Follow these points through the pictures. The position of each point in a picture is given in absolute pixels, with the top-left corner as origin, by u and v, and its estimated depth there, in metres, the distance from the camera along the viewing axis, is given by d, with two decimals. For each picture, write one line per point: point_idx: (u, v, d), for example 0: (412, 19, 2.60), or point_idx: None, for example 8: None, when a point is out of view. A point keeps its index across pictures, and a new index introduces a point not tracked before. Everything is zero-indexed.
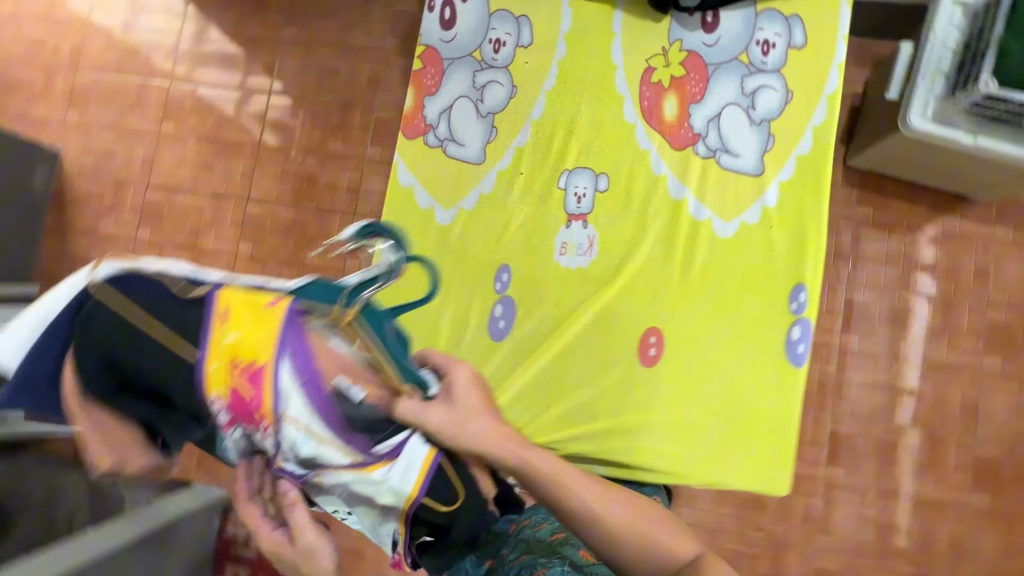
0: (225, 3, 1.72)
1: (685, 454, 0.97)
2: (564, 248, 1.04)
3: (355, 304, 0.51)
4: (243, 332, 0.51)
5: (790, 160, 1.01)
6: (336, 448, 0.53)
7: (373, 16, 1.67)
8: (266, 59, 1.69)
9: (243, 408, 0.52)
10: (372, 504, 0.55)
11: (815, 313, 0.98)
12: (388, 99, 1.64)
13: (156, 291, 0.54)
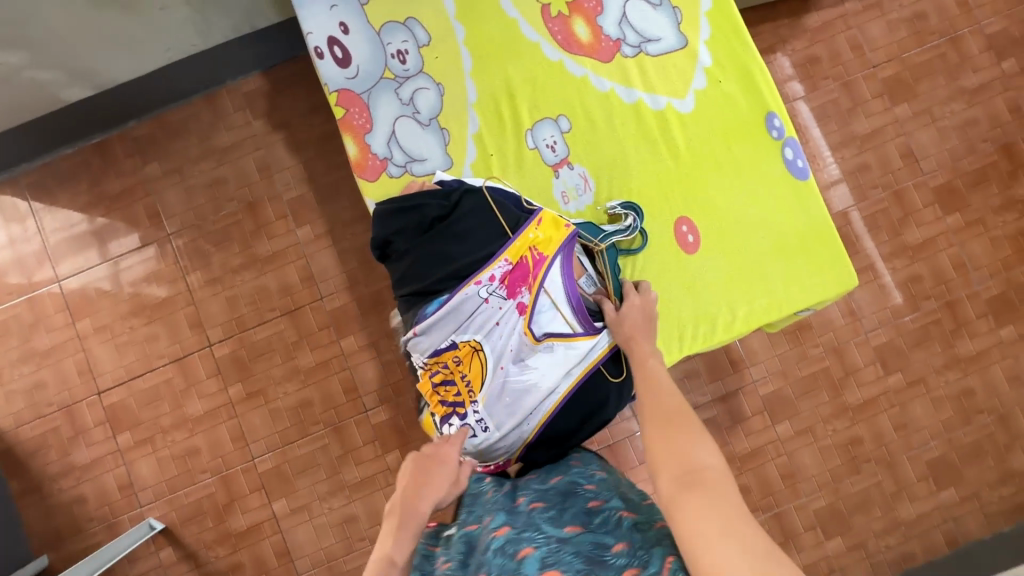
0: (70, 178, 1.63)
1: (766, 302, 1.05)
2: (566, 196, 1.06)
3: (604, 242, 1.01)
4: (542, 235, 0.98)
5: (700, 20, 1.10)
6: (568, 318, 0.99)
7: (228, 112, 1.65)
8: (146, 207, 1.63)
9: (522, 275, 0.97)
10: (569, 365, 0.99)
11: (793, 130, 1.08)
12: (290, 178, 1.65)
13: (498, 197, 1.01)
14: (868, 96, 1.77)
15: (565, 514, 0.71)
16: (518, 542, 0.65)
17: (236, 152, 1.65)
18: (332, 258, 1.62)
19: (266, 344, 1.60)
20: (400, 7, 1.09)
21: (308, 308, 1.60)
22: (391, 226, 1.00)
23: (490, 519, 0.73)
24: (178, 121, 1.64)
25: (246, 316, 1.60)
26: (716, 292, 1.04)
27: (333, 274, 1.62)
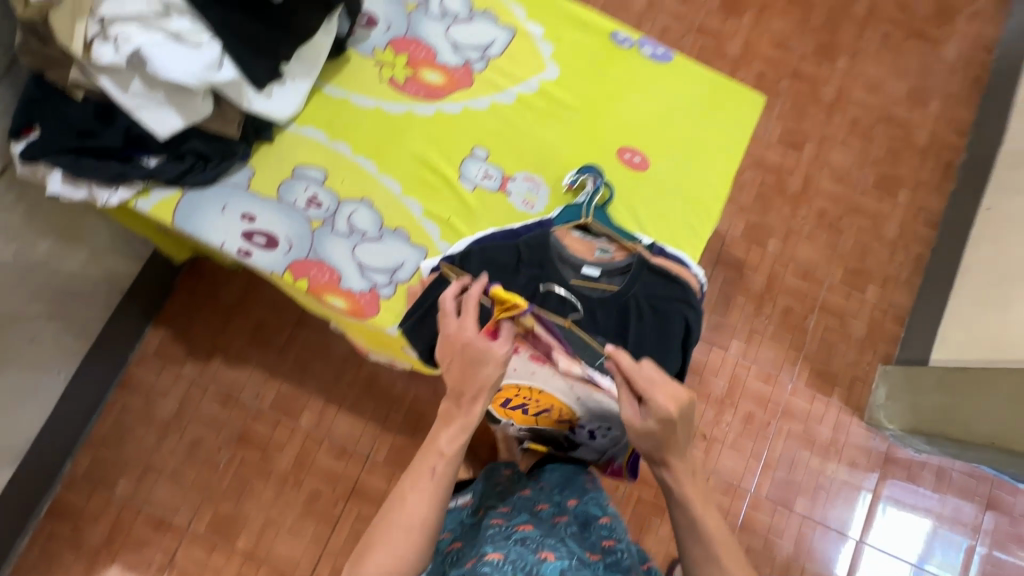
0: (65, 547, 1.54)
1: (721, 159, 1.18)
2: (529, 202, 1.13)
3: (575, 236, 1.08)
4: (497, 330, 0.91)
5: (509, 5, 1.21)
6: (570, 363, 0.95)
7: (166, 383, 1.67)
8: (155, 515, 1.58)
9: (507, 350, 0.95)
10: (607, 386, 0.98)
11: (634, 31, 1.22)
12: (261, 391, 1.68)
13: (493, 236, 1.06)
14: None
15: (579, 544, 0.85)
16: (541, 543, 0.77)
17: (197, 405, 1.66)
18: (347, 422, 1.67)
19: (350, 534, 1.59)
20: (279, 165, 1.10)
21: (362, 477, 1.63)
22: (427, 333, 1.02)
23: (511, 520, 0.85)
24: (130, 423, 1.64)
25: (313, 527, 1.59)
26: (688, 180, 1.16)
27: (360, 434, 1.66)
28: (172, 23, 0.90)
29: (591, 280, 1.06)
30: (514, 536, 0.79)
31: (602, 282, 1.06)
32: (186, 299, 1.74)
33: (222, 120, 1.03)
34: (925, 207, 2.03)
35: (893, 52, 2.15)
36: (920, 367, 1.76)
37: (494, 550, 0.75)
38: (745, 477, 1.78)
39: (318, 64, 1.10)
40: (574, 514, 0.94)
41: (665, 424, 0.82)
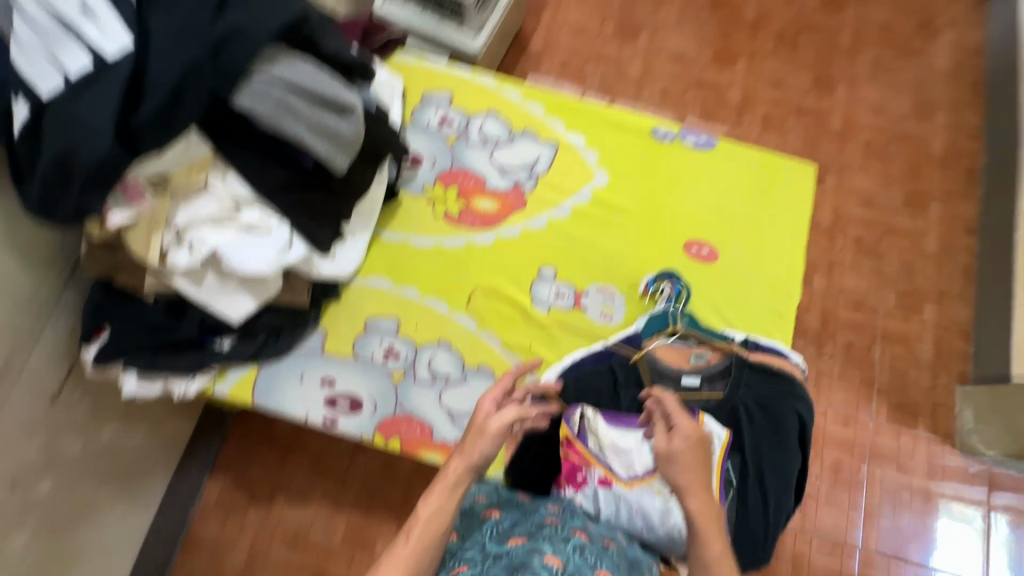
0: None
1: (787, 237, 1.16)
2: (607, 314, 1.10)
3: (666, 342, 1.04)
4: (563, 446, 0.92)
5: (547, 121, 1.22)
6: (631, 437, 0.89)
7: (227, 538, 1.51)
8: None
9: (570, 472, 0.89)
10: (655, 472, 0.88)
11: (673, 124, 1.23)
12: (325, 525, 1.50)
13: (584, 360, 1.03)
14: (616, 55, 2.15)
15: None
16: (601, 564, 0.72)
17: (260, 557, 1.48)
18: None
19: None
20: (350, 322, 1.08)
21: None
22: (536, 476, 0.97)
23: (561, 521, 0.79)
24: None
25: None
26: (759, 261, 1.14)
27: None
28: (243, 216, 0.88)
29: (695, 390, 1.01)
30: (570, 544, 0.73)
31: (706, 389, 1.01)
32: (240, 439, 1.59)
33: (291, 291, 1.00)
34: (962, 216, 1.96)
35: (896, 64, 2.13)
36: (1006, 385, 1.65)
37: (551, 548, 0.71)
38: (849, 532, 1.66)
39: (375, 215, 1.09)
40: (623, 548, 0.80)
41: (688, 447, 0.80)
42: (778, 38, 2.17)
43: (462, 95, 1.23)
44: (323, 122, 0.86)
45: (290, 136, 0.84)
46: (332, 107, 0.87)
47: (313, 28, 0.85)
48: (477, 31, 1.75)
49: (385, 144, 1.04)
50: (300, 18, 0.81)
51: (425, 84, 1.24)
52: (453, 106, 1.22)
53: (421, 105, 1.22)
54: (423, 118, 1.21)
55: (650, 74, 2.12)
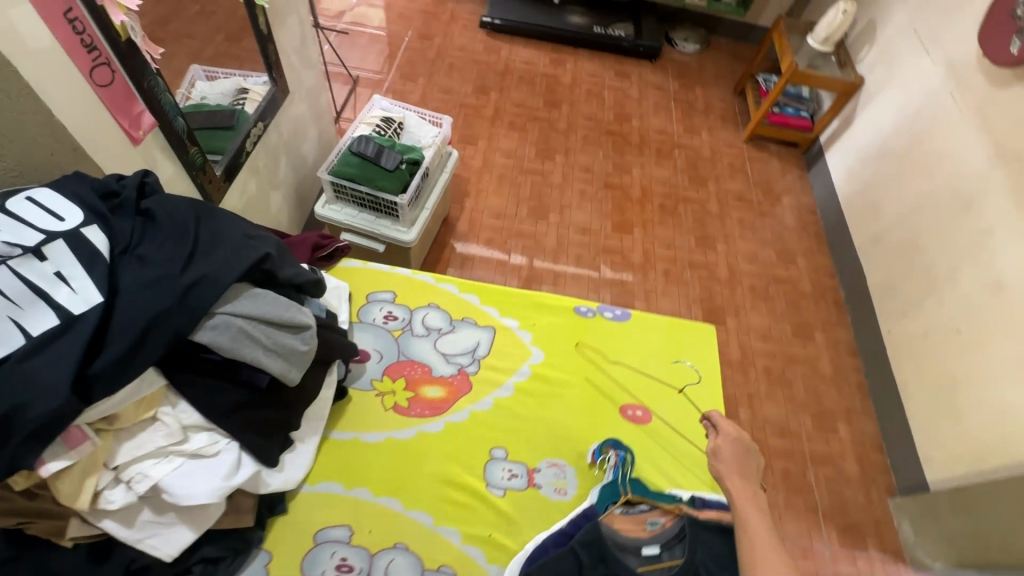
0: None
1: (704, 391, 1.31)
2: (560, 488, 1.13)
3: (620, 510, 1.08)
4: None
5: (483, 308, 1.37)
6: None
7: None
8: None
9: None
10: None
11: (591, 302, 1.42)
12: None
13: (546, 542, 1.03)
14: (532, 230, 2.39)
15: None
16: None
17: None
18: None
19: None
20: (298, 537, 1.02)
21: None
22: None
23: None
24: None
25: None
26: (687, 415, 1.26)
27: None
28: (191, 443, 0.88)
29: (656, 559, 1.02)
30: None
31: (666, 557, 1.03)
32: None
33: (235, 512, 0.95)
34: (841, 341, 2.27)
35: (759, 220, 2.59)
36: (926, 492, 1.82)
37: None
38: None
39: (325, 417, 1.11)
40: None
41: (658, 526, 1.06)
42: (661, 209, 2.56)
43: (404, 292, 1.37)
44: (281, 343, 0.92)
45: (249, 361, 0.89)
46: (289, 327, 0.95)
47: (274, 262, 0.96)
48: (408, 226, 1.95)
49: (334, 348, 1.10)
50: (263, 258, 0.93)
51: (369, 285, 1.37)
52: (396, 302, 1.35)
53: (366, 303, 1.33)
54: (368, 316, 1.31)
55: (564, 243, 2.37)
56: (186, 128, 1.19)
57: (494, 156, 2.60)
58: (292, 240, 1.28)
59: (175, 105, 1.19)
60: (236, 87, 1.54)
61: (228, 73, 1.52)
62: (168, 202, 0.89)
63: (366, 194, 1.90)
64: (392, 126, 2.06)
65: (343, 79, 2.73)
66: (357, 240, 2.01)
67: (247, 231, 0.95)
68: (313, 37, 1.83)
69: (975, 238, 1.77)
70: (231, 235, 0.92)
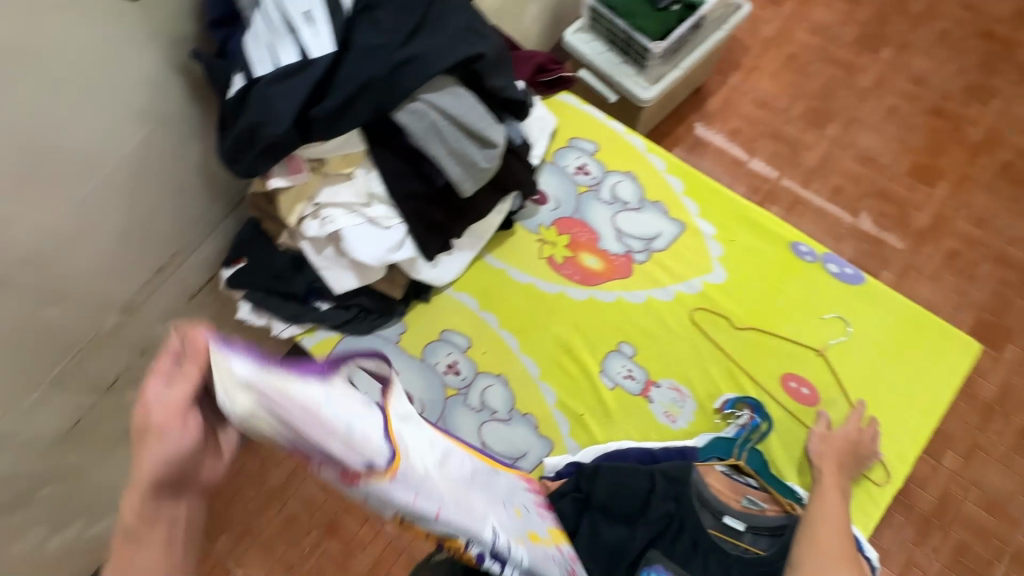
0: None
1: (907, 412, 1.00)
2: (670, 414, 1.04)
3: (724, 470, 0.96)
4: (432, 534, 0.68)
5: (682, 199, 1.18)
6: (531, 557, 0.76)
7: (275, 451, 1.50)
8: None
9: None
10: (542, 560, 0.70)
11: (821, 245, 1.11)
12: None
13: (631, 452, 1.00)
14: (798, 135, 1.86)
15: None
16: None
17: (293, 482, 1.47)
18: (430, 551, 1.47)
19: None
20: (427, 325, 1.14)
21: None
22: None
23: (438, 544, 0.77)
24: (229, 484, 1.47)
25: None
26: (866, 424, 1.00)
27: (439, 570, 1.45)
28: (372, 210, 0.98)
29: (733, 534, 0.92)
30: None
31: (746, 539, 0.92)
32: None
33: (389, 282, 1.09)
34: None
35: None
36: None
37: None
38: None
39: (484, 238, 1.15)
40: None
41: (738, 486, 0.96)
42: (1001, 171, 1.78)
43: (609, 149, 1.23)
44: (464, 151, 0.92)
45: (433, 157, 0.92)
46: (477, 140, 0.94)
47: (485, 65, 0.91)
48: (648, 85, 1.68)
49: (514, 179, 1.07)
50: (475, 57, 0.88)
51: (578, 128, 1.26)
52: (595, 157, 1.23)
53: (566, 146, 1.24)
54: (563, 160, 1.23)
55: (829, 165, 1.81)
56: None
57: (793, 30, 2.01)
58: (521, 54, 1.20)
59: None
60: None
61: None
62: None
63: (621, 31, 1.65)
64: None
65: None
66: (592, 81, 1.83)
67: (473, 23, 0.90)
68: None
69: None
70: (455, 23, 0.87)
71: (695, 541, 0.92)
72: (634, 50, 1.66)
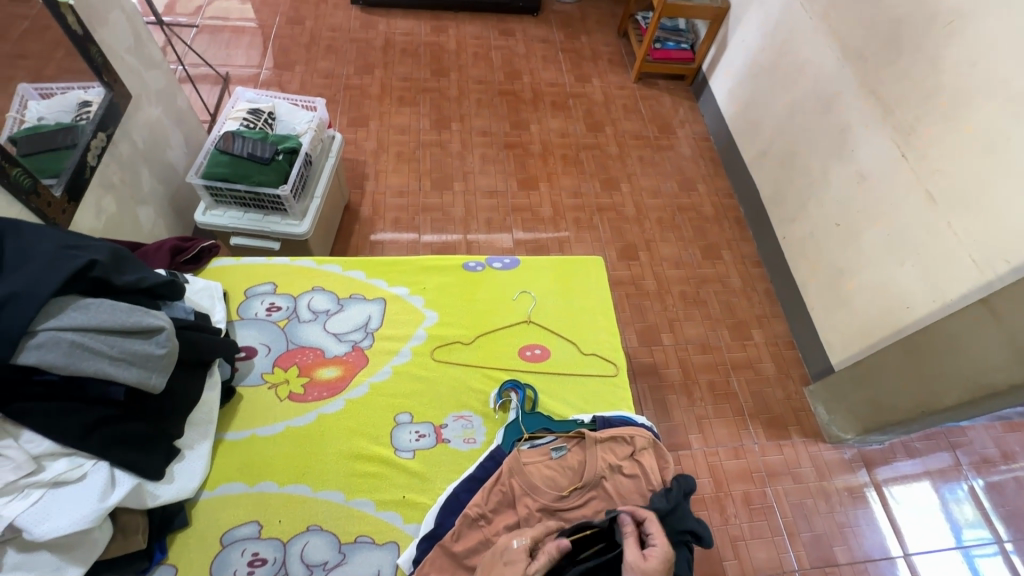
0: None
1: (597, 321, 1.36)
2: (468, 437, 1.16)
3: (524, 442, 1.12)
4: None
5: (370, 282, 1.35)
6: None
7: None
8: None
9: None
10: None
11: (479, 256, 1.43)
12: None
13: (460, 490, 1.06)
14: (437, 229, 2.27)
15: None
16: None
17: None
18: None
19: None
20: (201, 546, 0.99)
21: None
22: None
23: None
24: None
25: None
26: (583, 346, 1.31)
27: None
28: (48, 471, 0.83)
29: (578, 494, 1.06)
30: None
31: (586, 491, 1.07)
32: None
33: (123, 536, 0.92)
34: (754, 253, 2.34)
35: (656, 157, 2.62)
36: (832, 374, 1.90)
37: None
38: (800, 561, 1.66)
39: (214, 419, 1.08)
40: None
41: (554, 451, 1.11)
42: (563, 160, 2.55)
43: (284, 280, 1.32)
44: (129, 350, 0.87)
45: (93, 374, 0.83)
46: (138, 334, 0.90)
47: (104, 269, 0.90)
48: (274, 218, 1.88)
49: (210, 348, 1.07)
50: (86, 266, 0.87)
51: (246, 279, 1.31)
52: (278, 292, 1.30)
53: (244, 298, 1.28)
54: (249, 311, 1.27)
55: (467, 236, 2.26)
56: (87, 143, 1.45)
57: (386, 150, 2.48)
58: (146, 248, 1.20)
59: (29, 131, 1.30)
60: (78, 102, 1.46)
61: (68, 86, 1.43)
62: (28, 234, 0.86)
63: (245, 192, 1.81)
64: (261, 116, 1.95)
65: (212, 79, 2.54)
66: (248, 242, 1.93)
67: (65, 242, 0.89)
68: (150, 36, 1.74)
69: (943, 119, 1.51)
70: (44, 248, 0.86)
71: (547, 514, 1.04)
72: (248, 198, 1.84)
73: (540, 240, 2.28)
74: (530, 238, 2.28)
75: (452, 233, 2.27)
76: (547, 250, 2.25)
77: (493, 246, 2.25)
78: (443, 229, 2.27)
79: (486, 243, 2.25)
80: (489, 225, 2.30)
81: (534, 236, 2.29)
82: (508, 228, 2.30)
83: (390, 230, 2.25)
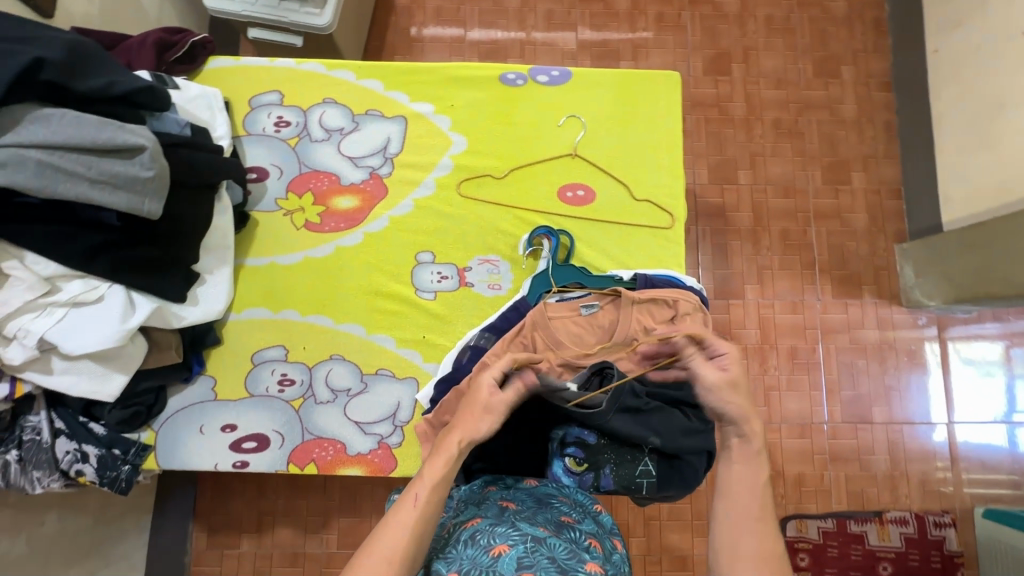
0: None
1: (657, 159, 1.11)
2: (493, 284, 1.07)
3: (551, 294, 1.01)
4: None
5: (389, 95, 1.13)
6: None
7: (231, 540, 1.41)
8: None
9: None
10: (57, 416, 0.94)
11: (521, 64, 1.14)
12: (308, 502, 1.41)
13: (480, 336, 1.01)
14: (486, 23, 1.87)
15: (533, 518, 0.70)
16: (492, 535, 0.66)
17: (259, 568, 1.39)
18: None
19: None
20: (235, 362, 1.04)
21: None
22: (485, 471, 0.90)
23: (460, 523, 0.72)
24: None
25: None
26: (636, 190, 1.10)
27: None
28: (65, 291, 0.83)
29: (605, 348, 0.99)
30: (462, 537, 0.68)
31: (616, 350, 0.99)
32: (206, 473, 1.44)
33: (159, 350, 0.96)
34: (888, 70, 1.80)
35: None
36: (939, 233, 1.58)
37: (447, 568, 0.66)
38: (831, 415, 1.60)
39: (230, 245, 1.03)
40: (524, 497, 0.76)
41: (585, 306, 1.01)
42: None
43: (291, 89, 1.13)
44: (109, 172, 0.78)
45: (76, 199, 0.76)
46: (118, 153, 0.80)
47: (57, 71, 0.74)
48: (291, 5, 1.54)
49: (213, 168, 0.96)
50: (33, 66, 0.72)
51: (249, 86, 1.13)
52: (286, 105, 1.13)
53: (250, 110, 1.12)
54: (256, 125, 1.12)
55: (521, 35, 1.85)
56: None
57: None
58: (130, 43, 1.02)
59: None
60: None
61: None
62: None
63: None
64: None
65: None
66: (268, 36, 1.61)
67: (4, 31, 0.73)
68: None
69: None
70: None
71: (571, 369, 0.95)
72: None
73: (610, 43, 1.84)
74: (597, 40, 1.85)
75: (502, 29, 1.86)
76: (617, 57, 1.83)
77: (550, 48, 1.84)
78: (492, 23, 1.87)
79: (543, 44, 1.85)
80: (548, 19, 1.86)
81: (603, 37, 1.84)
82: (572, 25, 1.86)
83: (429, 24, 1.88)
